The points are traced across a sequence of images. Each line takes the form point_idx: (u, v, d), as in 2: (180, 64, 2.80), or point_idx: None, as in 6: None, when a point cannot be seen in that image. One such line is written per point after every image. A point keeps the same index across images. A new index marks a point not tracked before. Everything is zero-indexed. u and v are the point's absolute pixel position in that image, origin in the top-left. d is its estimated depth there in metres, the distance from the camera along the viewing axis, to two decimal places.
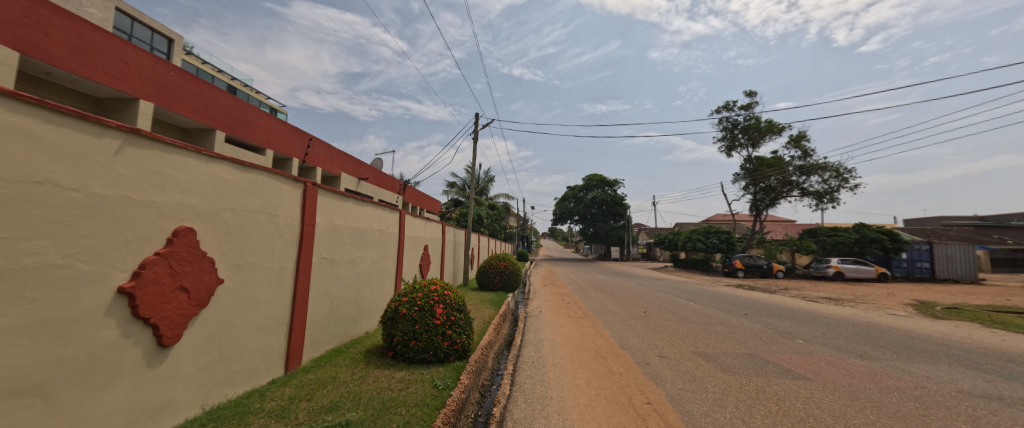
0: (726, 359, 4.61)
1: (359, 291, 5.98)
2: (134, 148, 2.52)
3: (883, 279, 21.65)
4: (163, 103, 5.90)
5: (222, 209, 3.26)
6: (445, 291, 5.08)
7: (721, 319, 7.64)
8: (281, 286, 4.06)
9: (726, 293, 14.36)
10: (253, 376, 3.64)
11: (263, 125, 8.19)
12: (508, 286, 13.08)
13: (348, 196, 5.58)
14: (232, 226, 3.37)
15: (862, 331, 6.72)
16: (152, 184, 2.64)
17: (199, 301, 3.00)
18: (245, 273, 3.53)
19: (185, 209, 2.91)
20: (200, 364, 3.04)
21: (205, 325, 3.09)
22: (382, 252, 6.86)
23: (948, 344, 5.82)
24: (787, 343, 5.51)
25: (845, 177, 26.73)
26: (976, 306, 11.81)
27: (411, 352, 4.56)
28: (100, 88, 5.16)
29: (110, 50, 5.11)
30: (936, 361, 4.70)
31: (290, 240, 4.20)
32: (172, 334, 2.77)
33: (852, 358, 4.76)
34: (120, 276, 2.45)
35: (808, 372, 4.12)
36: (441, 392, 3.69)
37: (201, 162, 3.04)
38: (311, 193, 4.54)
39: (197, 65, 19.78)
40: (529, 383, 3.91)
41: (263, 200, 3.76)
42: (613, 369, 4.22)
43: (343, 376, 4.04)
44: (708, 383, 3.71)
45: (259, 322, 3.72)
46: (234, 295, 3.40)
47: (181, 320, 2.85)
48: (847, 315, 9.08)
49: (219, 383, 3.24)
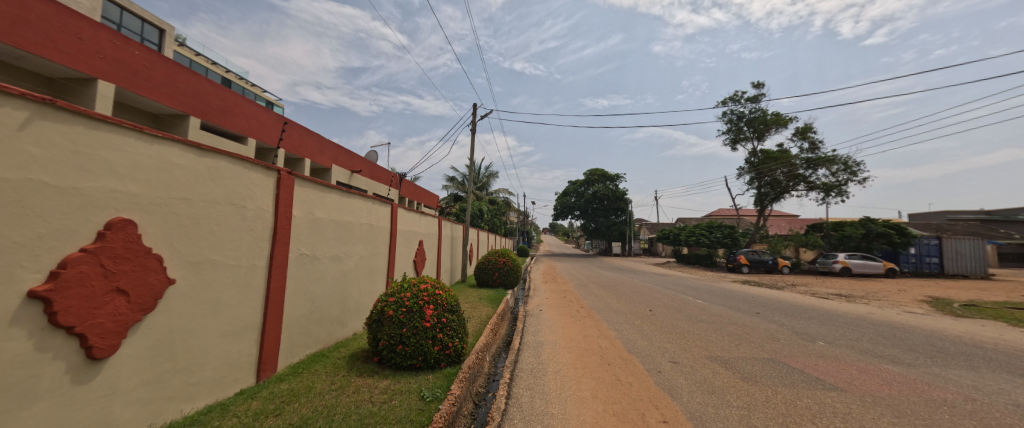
0: (746, 365, 4.18)
1: (345, 289, 5.57)
2: (48, 122, 2.08)
3: (892, 275, 21.10)
4: (124, 83, 5.50)
5: (173, 198, 2.82)
6: (436, 290, 4.65)
7: (732, 318, 7.23)
8: (250, 286, 3.63)
9: (733, 290, 13.88)
10: (216, 388, 3.23)
11: (244, 111, 7.81)
12: (507, 283, 12.64)
13: (332, 188, 5.13)
14: (187, 219, 2.93)
15: (884, 331, 6.29)
16: (75, 167, 2.21)
17: (142, 305, 2.58)
18: (204, 273, 3.10)
19: (122, 198, 2.46)
20: (145, 378, 2.62)
21: (152, 332, 2.67)
22: (371, 248, 6.44)
23: (981, 346, 5.40)
24: (809, 347, 5.09)
25: (854, 170, 26.16)
26: (993, 303, 11.39)
27: (398, 357, 4.14)
28: (53, 67, 4.77)
29: (63, 22, 4.72)
30: (976, 368, 4.28)
31: (260, 235, 3.76)
32: (105, 345, 2.34)
33: (885, 364, 4.33)
34: (32, 276, 2.02)
35: (840, 382, 3.69)
36: (429, 405, 3.27)
37: (143, 142, 2.61)
38: (285, 182, 4.10)
39: (190, 58, 19.29)
40: (527, 396, 3.50)
41: (226, 190, 3.32)
42: (621, 379, 3.82)
43: (320, 386, 3.64)
44: (731, 396, 3.29)
45: (221, 328, 3.29)
46: (190, 297, 2.98)
47: (118, 328, 2.43)
48: (865, 314, 8.63)
49: (172, 397, 2.83)
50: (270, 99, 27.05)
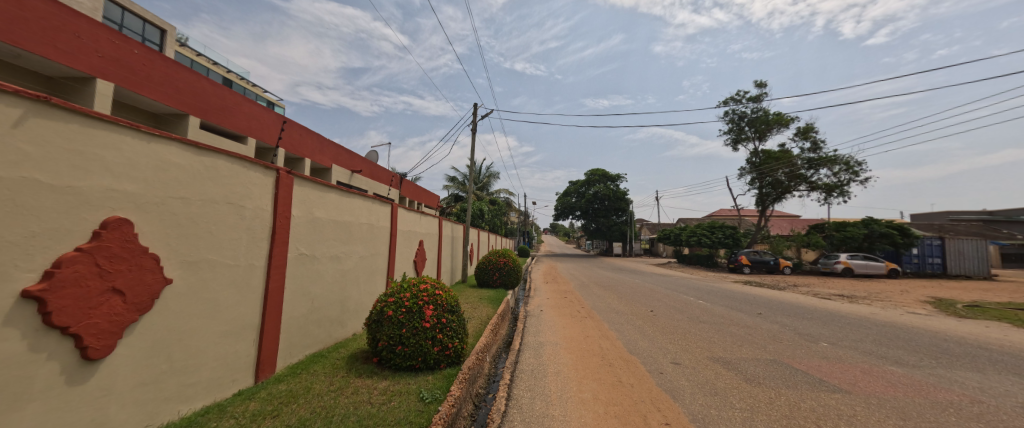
0: (748, 366, 4.14)
1: (344, 289, 5.54)
2: (42, 120, 2.05)
3: (894, 276, 21.02)
4: (123, 82, 5.48)
5: (170, 197, 2.79)
6: (436, 290, 4.62)
7: (734, 319, 7.19)
8: (248, 286, 3.60)
9: (735, 290, 13.83)
10: (213, 389, 3.20)
11: (244, 111, 7.80)
12: (508, 283, 12.61)
13: (332, 187, 5.10)
14: (184, 218, 2.91)
15: (887, 332, 6.24)
16: (71, 166, 2.18)
17: (139, 305, 2.56)
18: (201, 272, 3.07)
19: (118, 197, 2.44)
20: (142, 379, 2.59)
21: (149, 332, 2.64)
22: (371, 248, 6.41)
23: (986, 347, 5.34)
24: (812, 348, 5.05)
25: (856, 170, 26.08)
26: (997, 304, 11.32)
27: (397, 358, 4.11)
28: (51, 66, 4.76)
29: (61, 20, 4.71)
30: (981, 369, 4.23)
31: (259, 235, 3.73)
32: (101, 345, 2.31)
33: (889, 365, 4.29)
34: (26, 276, 1.99)
35: (843, 383, 3.65)
36: (428, 407, 3.24)
37: (140, 140, 2.58)
38: (285, 181, 4.07)
39: (191, 58, 19.31)
40: (527, 397, 3.46)
41: (225, 189, 3.29)
42: (622, 380, 3.78)
43: (319, 387, 3.61)
44: (734, 398, 3.25)
45: (219, 328, 3.26)
46: (188, 297, 2.95)
47: (114, 328, 2.40)
48: (868, 315, 8.58)
49: (169, 398, 2.80)
50: (271, 99, 27.09)
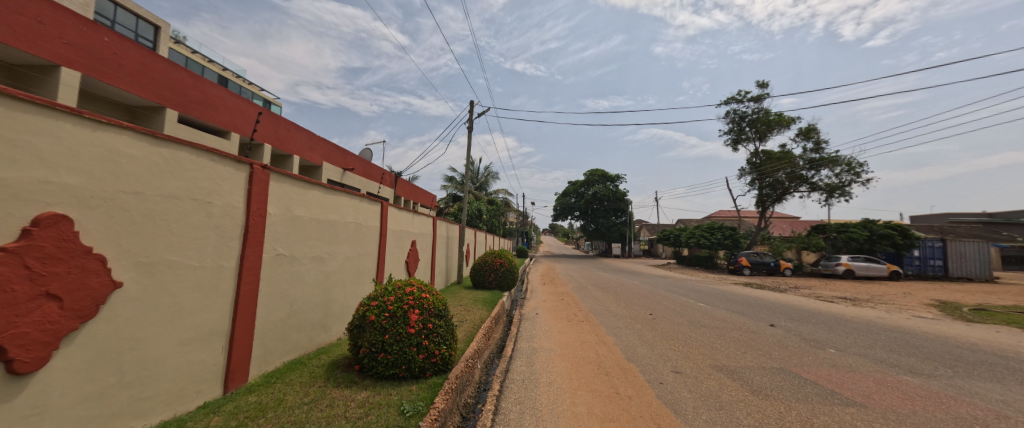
0: (754, 376, 3.89)
1: (328, 291, 5.28)
2: None
3: (895, 278, 20.78)
4: (90, 72, 5.25)
5: (120, 191, 2.52)
6: (423, 294, 4.35)
7: (736, 323, 6.94)
8: (217, 289, 3.34)
9: (734, 292, 13.58)
10: (172, 401, 2.94)
11: (226, 104, 7.56)
12: (503, 284, 12.34)
13: (314, 184, 4.83)
14: (138, 215, 2.64)
15: (897, 338, 5.99)
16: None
17: (81, 313, 2.29)
18: (159, 275, 2.80)
19: (55, 191, 2.17)
20: (84, 394, 2.33)
21: (94, 341, 2.38)
22: (358, 248, 6.15)
23: (1002, 355, 5.09)
24: (820, 355, 4.79)
25: (858, 171, 25.87)
26: (1002, 308, 11.08)
27: (379, 366, 3.86)
28: (12, 53, 4.51)
29: (20, 4, 4.47)
30: (1001, 379, 3.98)
31: (228, 234, 3.47)
32: (31, 357, 2.04)
33: (903, 375, 4.04)
34: None
35: (857, 396, 3.40)
36: (408, 421, 2.97)
37: (81, 127, 2.32)
38: (260, 176, 3.82)
39: (185, 55, 19.03)
40: (517, 411, 3.21)
41: (189, 184, 3.03)
42: (619, 392, 3.54)
43: (292, 399, 3.35)
44: (739, 412, 3.00)
45: (181, 335, 3.00)
46: (141, 301, 2.69)
47: (48, 337, 2.13)
48: (873, 318, 8.33)
49: (119, 414, 2.54)
50: (268, 99, 26.77)
